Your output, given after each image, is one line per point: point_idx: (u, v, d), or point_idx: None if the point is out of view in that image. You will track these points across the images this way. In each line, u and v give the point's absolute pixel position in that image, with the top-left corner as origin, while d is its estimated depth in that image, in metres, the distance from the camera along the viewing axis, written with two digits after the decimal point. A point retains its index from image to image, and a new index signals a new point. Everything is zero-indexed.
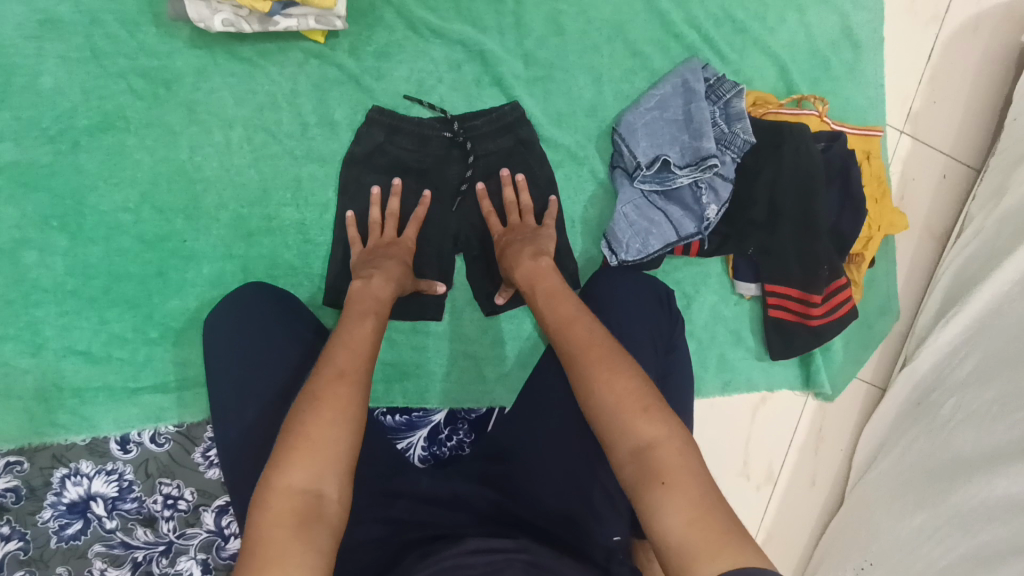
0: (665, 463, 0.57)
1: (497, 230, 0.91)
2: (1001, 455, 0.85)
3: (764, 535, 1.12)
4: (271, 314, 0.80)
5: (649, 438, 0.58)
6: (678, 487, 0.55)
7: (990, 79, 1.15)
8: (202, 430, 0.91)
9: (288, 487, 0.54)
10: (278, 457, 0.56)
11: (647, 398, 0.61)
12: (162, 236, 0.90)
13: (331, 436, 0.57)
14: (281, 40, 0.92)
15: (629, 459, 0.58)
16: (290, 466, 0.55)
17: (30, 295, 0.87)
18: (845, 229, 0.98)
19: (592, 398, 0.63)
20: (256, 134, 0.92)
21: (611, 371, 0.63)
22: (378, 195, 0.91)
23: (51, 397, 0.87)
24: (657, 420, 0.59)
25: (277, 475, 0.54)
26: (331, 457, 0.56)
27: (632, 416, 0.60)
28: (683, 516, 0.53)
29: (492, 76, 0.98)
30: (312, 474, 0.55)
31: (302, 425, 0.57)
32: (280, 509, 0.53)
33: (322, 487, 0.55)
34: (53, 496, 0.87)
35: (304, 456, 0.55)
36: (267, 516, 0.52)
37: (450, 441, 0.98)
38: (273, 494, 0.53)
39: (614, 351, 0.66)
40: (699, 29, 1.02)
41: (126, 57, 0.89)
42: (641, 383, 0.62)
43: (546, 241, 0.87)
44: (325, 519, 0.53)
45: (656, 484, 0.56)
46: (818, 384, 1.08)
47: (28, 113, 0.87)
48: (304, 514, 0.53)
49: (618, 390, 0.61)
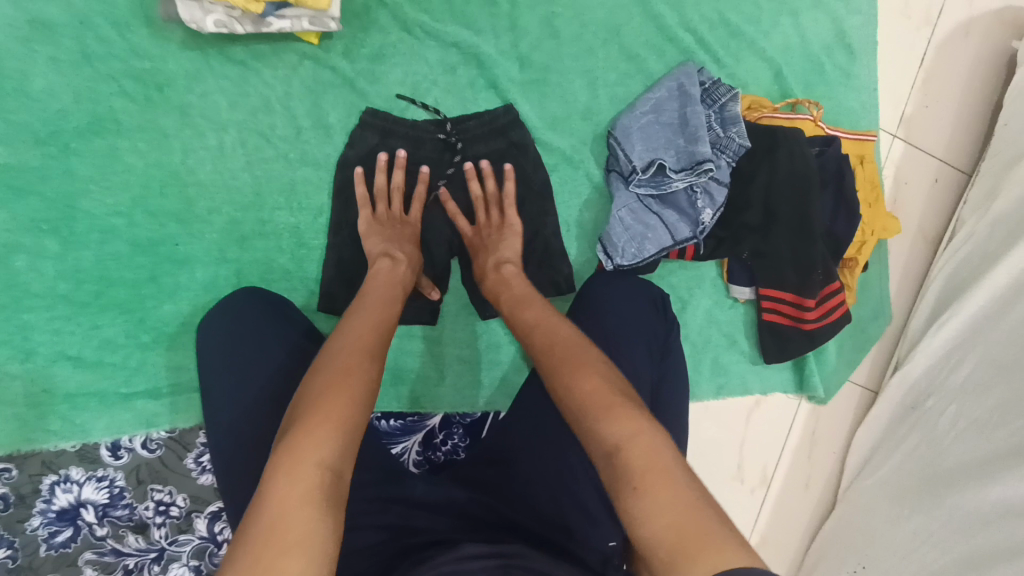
0: (637, 465, 0.55)
1: (465, 231, 0.92)
2: (997, 461, 0.86)
3: (758, 537, 1.12)
4: (266, 320, 0.80)
5: (617, 438, 0.57)
6: (652, 491, 0.53)
7: (981, 83, 1.15)
8: (195, 435, 0.90)
9: (318, 461, 0.53)
10: (304, 431, 0.55)
11: (617, 398, 0.61)
12: (154, 240, 0.89)
13: (355, 423, 0.58)
14: (274, 42, 0.91)
15: (604, 462, 0.57)
16: (323, 441, 0.54)
17: (18, 300, 0.86)
18: (839, 233, 0.98)
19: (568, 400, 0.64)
20: (249, 137, 0.91)
21: (577, 375, 0.65)
22: (383, 162, 0.91)
23: (41, 403, 0.86)
24: (621, 420, 0.59)
25: (304, 448, 0.54)
26: (353, 441, 0.57)
27: (596, 414, 0.60)
28: (663, 522, 0.51)
29: (486, 79, 0.97)
30: (339, 454, 0.55)
31: (328, 404, 0.58)
32: (306, 482, 0.51)
33: (343, 469, 0.55)
34: (42, 503, 0.86)
35: (333, 434, 0.55)
36: (294, 487, 0.51)
37: (445, 446, 0.98)
38: (303, 467, 0.52)
39: (576, 348, 0.69)
40: (694, 33, 1.02)
41: (116, 58, 0.87)
42: (607, 386, 0.63)
43: (511, 244, 0.89)
44: (343, 502, 0.53)
45: (632, 489, 0.54)
46: (811, 388, 1.09)
47: (16, 115, 0.85)
48: (330, 492, 0.52)
49: (586, 392, 0.62)
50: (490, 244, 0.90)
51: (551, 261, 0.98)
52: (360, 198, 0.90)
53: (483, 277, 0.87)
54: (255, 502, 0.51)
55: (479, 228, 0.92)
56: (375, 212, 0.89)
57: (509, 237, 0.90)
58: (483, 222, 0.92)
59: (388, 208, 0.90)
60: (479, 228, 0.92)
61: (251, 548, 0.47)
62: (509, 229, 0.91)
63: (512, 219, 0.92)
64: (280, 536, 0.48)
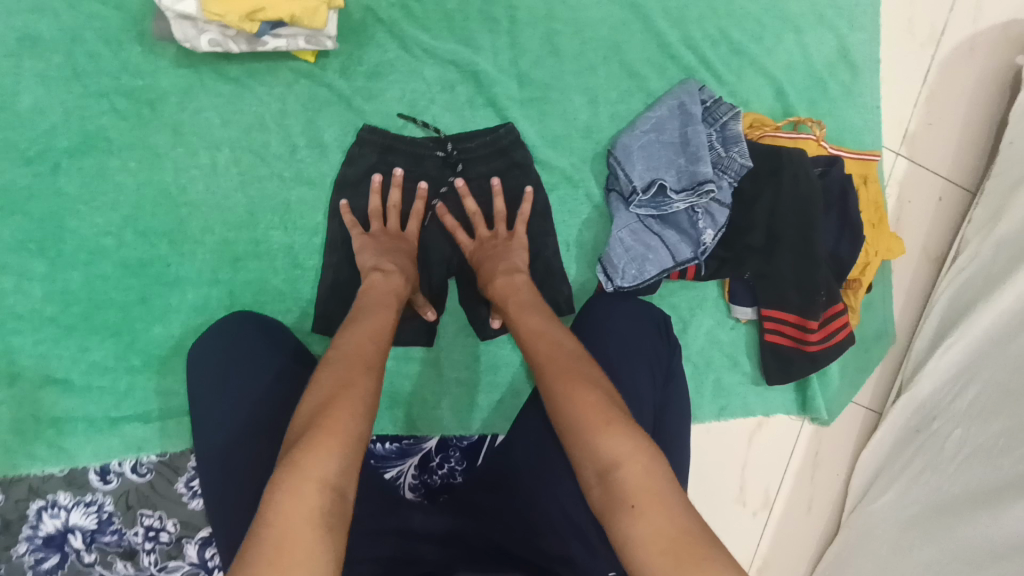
0: (630, 484, 0.55)
1: (467, 245, 0.89)
2: (1005, 491, 0.84)
3: (760, 561, 1.10)
4: (261, 347, 0.78)
5: (614, 456, 0.57)
6: (647, 511, 0.53)
7: (986, 101, 1.14)
8: (185, 460, 0.88)
9: (319, 478, 0.52)
10: (306, 447, 0.53)
11: (608, 411, 0.60)
12: (145, 261, 0.88)
13: (359, 437, 0.57)
14: (269, 59, 0.90)
15: (597, 482, 0.57)
16: (325, 457, 0.53)
17: (6, 322, 0.85)
18: (843, 254, 0.96)
19: (559, 415, 0.63)
20: (243, 155, 0.90)
21: (572, 388, 0.63)
22: (378, 183, 0.89)
23: (28, 427, 0.85)
24: (619, 436, 0.58)
25: (306, 463, 0.52)
26: (355, 457, 0.55)
27: (588, 428, 0.59)
28: (655, 546, 0.51)
29: (485, 97, 0.96)
30: (342, 471, 0.53)
31: (330, 419, 0.56)
32: (307, 500, 0.50)
33: (346, 487, 0.53)
34: (29, 529, 0.84)
35: (335, 449, 0.54)
36: (297, 506, 0.49)
37: (441, 469, 0.96)
38: (305, 484, 0.51)
39: (569, 359, 0.67)
40: (696, 50, 1.01)
41: (108, 76, 0.86)
42: (602, 403, 0.61)
43: (517, 256, 0.86)
44: (345, 522, 0.52)
45: (626, 508, 0.54)
46: (815, 409, 1.07)
47: (6, 134, 0.84)
48: (332, 511, 0.51)
49: (580, 404, 0.61)
50: (495, 254, 0.87)
51: (551, 281, 0.96)
52: (351, 221, 0.87)
53: (491, 283, 0.84)
54: (257, 519, 0.49)
55: (481, 240, 0.89)
56: (373, 229, 0.87)
57: (516, 249, 0.88)
58: (486, 236, 0.90)
59: (384, 225, 0.88)
60: (483, 241, 0.89)
61: (254, 569, 0.46)
62: (517, 242, 0.89)
63: (521, 234, 0.90)
64: (282, 557, 0.46)
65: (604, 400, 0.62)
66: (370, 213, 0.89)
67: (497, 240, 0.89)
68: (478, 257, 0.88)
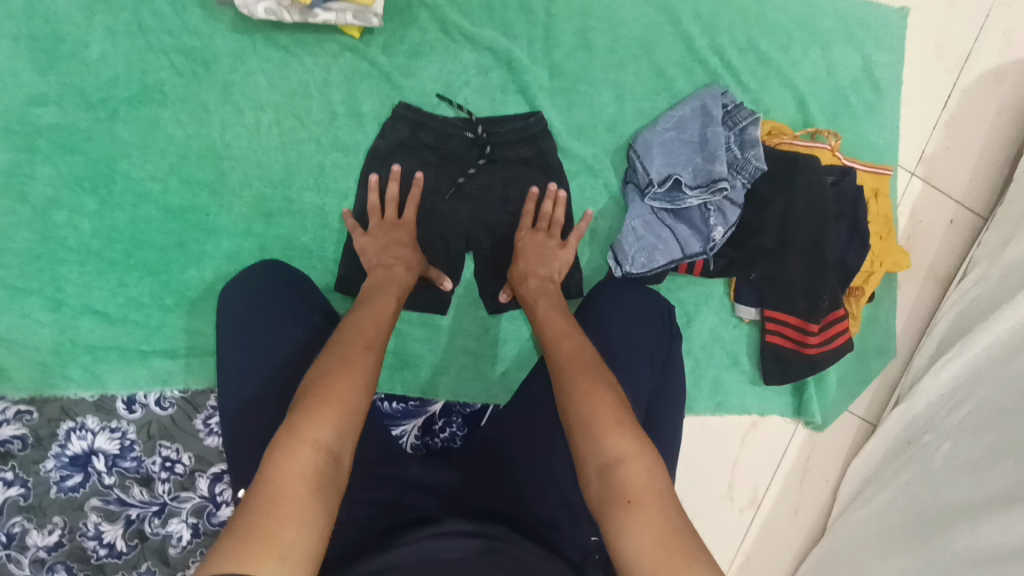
0: (629, 482, 0.59)
1: (524, 227, 0.94)
2: (990, 501, 0.86)
3: (742, 558, 1.13)
4: (281, 298, 0.83)
5: (618, 453, 0.61)
6: (642, 508, 0.57)
7: (1005, 130, 1.16)
8: (205, 398, 0.94)
9: (316, 442, 0.56)
10: (307, 413, 0.58)
11: (620, 412, 0.64)
12: (186, 208, 0.94)
13: (357, 408, 0.61)
14: (318, 32, 0.96)
15: (596, 477, 0.61)
16: (322, 423, 0.57)
17: (55, 253, 0.91)
18: (849, 261, 1.00)
19: (569, 406, 0.66)
20: (285, 118, 0.96)
21: (592, 384, 0.66)
22: (377, 181, 0.93)
23: (66, 351, 0.91)
24: (622, 435, 0.62)
25: (307, 428, 0.57)
26: (353, 426, 0.60)
27: (598, 422, 0.63)
28: (647, 539, 0.55)
29: (517, 83, 1.01)
30: (337, 437, 0.58)
31: (330, 389, 0.61)
32: (303, 461, 0.55)
33: (341, 454, 0.58)
34: (57, 447, 0.90)
35: (334, 417, 0.59)
36: (292, 464, 0.54)
37: (443, 433, 1.01)
38: (302, 446, 0.56)
39: (590, 362, 0.70)
40: (723, 56, 1.05)
41: (169, 35, 0.93)
42: (618, 404, 0.64)
43: (558, 262, 0.91)
44: (339, 486, 0.57)
45: (624, 503, 0.58)
46: (809, 414, 1.10)
47: (72, 80, 0.91)
48: (325, 474, 0.56)
49: (594, 401, 0.64)
50: (544, 256, 0.91)
51: None
52: (354, 224, 0.91)
53: (523, 284, 0.88)
54: (257, 474, 0.55)
55: (535, 234, 0.93)
56: (370, 226, 0.91)
57: (561, 261, 0.92)
58: (542, 233, 0.93)
59: (381, 219, 0.91)
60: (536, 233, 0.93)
61: (248, 517, 0.51)
62: (563, 255, 0.92)
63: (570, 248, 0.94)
64: (276, 507, 0.52)
65: (621, 403, 0.65)
66: (370, 210, 0.92)
67: (549, 241, 0.93)
68: (526, 253, 0.91)
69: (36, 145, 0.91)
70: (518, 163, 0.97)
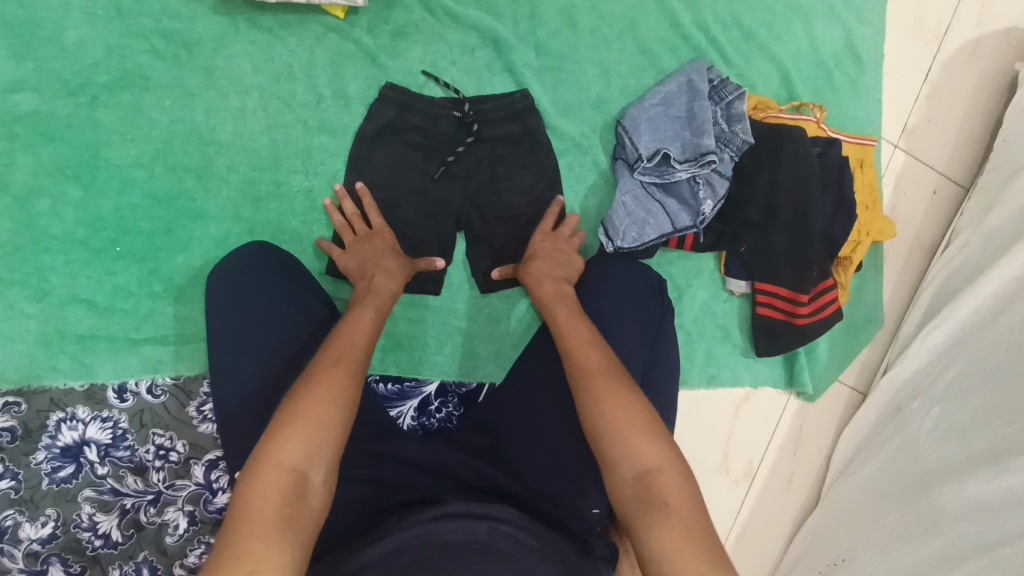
0: (666, 489, 0.59)
1: (545, 227, 0.94)
2: (976, 460, 0.89)
3: (738, 529, 1.15)
4: (274, 280, 0.82)
5: (656, 462, 0.61)
6: (678, 511, 0.58)
7: (985, 101, 1.18)
8: (198, 384, 0.93)
9: (280, 462, 0.56)
10: (275, 433, 0.58)
11: (655, 423, 0.64)
12: (173, 194, 0.93)
13: (328, 424, 0.60)
14: (301, 13, 0.95)
15: (631, 482, 0.60)
16: (285, 443, 0.57)
17: (38, 242, 0.90)
18: (836, 232, 1.01)
19: (598, 418, 0.64)
20: (271, 101, 0.95)
21: (623, 393, 0.65)
22: (329, 206, 0.93)
23: (53, 342, 0.90)
24: (652, 444, 0.62)
25: (273, 447, 0.57)
26: (323, 442, 0.59)
27: (622, 434, 0.62)
28: (677, 539, 0.56)
29: (503, 62, 1.01)
30: (304, 456, 0.57)
31: (298, 408, 0.60)
32: (268, 483, 0.55)
33: (311, 469, 0.57)
34: (48, 438, 0.89)
35: (299, 436, 0.58)
36: (256, 486, 0.55)
37: (439, 413, 1.01)
38: (266, 468, 0.56)
39: (617, 370, 0.68)
40: (706, 32, 1.06)
41: (149, 18, 0.91)
42: (648, 412, 0.64)
43: (570, 268, 0.91)
44: (309, 504, 0.56)
45: (660, 507, 0.58)
46: (801, 384, 1.11)
47: (51, 65, 0.89)
48: (290, 493, 0.55)
49: (624, 411, 0.64)
50: (557, 256, 0.91)
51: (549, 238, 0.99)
52: (328, 248, 0.91)
53: (538, 286, 0.86)
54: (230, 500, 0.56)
55: (546, 237, 0.94)
56: (346, 244, 0.90)
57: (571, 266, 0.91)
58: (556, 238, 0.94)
59: (354, 235, 0.91)
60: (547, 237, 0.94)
61: (217, 542, 0.52)
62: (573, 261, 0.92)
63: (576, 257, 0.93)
64: (243, 527, 0.52)
65: (649, 412, 0.65)
66: (338, 229, 0.92)
67: (564, 246, 0.93)
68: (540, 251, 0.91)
69: (14, 132, 0.89)
70: (506, 142, 0.96)
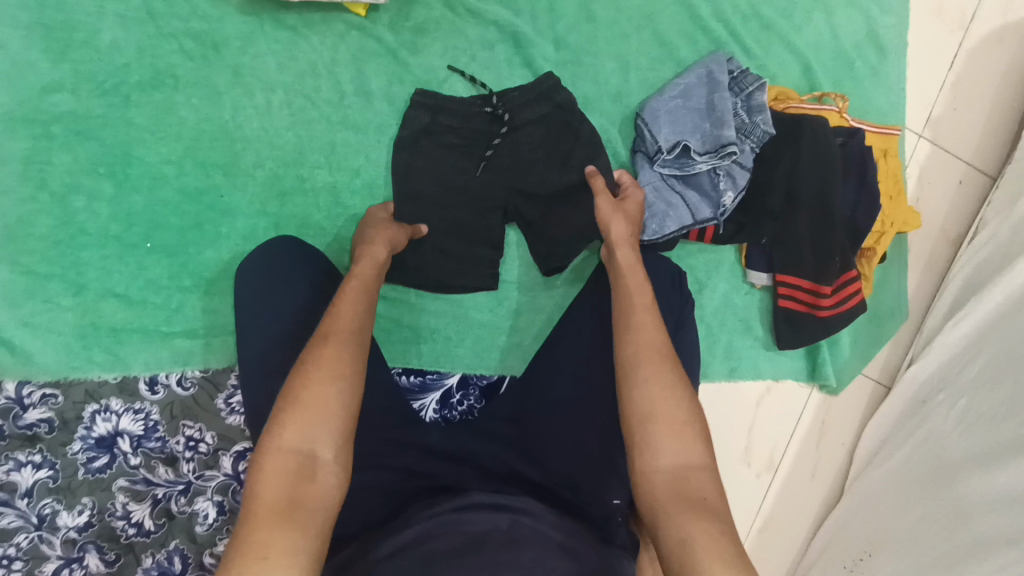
0: (699, 484, 0.59)
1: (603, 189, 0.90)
2: (1002, 452, 0.87)
3: (761, 521, 1.14)
4: (299, 270, 0.83)
5: (697, 460, 0.60)
6: (715, 508, 0.57)
7: (1013, 89, 1.16)
8: (226, 376, 0.95)
9: (280, 447, 0.58)
10: (275, 418, 0.60)
11: (700, 421, 0.63)
12: (201, 190, 0.95)
13: (327, 402, 0.61)
14: (325, 11, 0.96)
15: (669, 475, 0.59)
16: (284, 428, 0.59)
17: (74, 238, 0.92)
18: (859, 220, 1.00)
19: (641, 403, 0.64)
20: (295, 98, 0.96)
21: (670, 388, 0.64)
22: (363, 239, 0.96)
23: (89, 335, 0.92)
24: (684, 438, 0.61)
25: (274, 435, 0.59)
26: (324, 419, 0.60)
27: (662, 430, 0.61)
28: (710, 531, 0.54)
29: (523, 56, 1.01)
30: (305, 436, 0.59)
31: (293, 391, 0.61)
32: (276, 467, 0.57)
33: (316, 448, 0.59)
34: (83, 429, 0.92)
35: (295, 419, 0.59)
36: (264, 472, 0.57)
37: (461, 405, 1.02)
38: (269, 454, 0.58)
39: (665, 355, 0.67)
40: (726, 23, 1.05)
41: (178, 19, 0.93)
42: (688, 405, 0.63)
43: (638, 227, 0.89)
44: (318, 480, 0.57)
45: (698, 501, 0.57)
46: (823, 376, 1.10)
47: (85, 66, 0.92)
48: (297, 474, 0.57)
49: (655, 395, 0.63)
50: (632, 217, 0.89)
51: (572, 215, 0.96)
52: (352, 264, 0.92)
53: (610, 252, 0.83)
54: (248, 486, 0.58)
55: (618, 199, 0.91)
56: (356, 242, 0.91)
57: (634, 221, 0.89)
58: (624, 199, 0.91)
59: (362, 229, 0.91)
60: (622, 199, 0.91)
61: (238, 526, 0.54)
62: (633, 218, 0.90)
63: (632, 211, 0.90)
64: (255, 514, 0.54)
65: (693, 410, 0.63)
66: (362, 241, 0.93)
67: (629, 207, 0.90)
68: (609, 216, 0.87)
69: (51, 132, 0.92)
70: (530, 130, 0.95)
